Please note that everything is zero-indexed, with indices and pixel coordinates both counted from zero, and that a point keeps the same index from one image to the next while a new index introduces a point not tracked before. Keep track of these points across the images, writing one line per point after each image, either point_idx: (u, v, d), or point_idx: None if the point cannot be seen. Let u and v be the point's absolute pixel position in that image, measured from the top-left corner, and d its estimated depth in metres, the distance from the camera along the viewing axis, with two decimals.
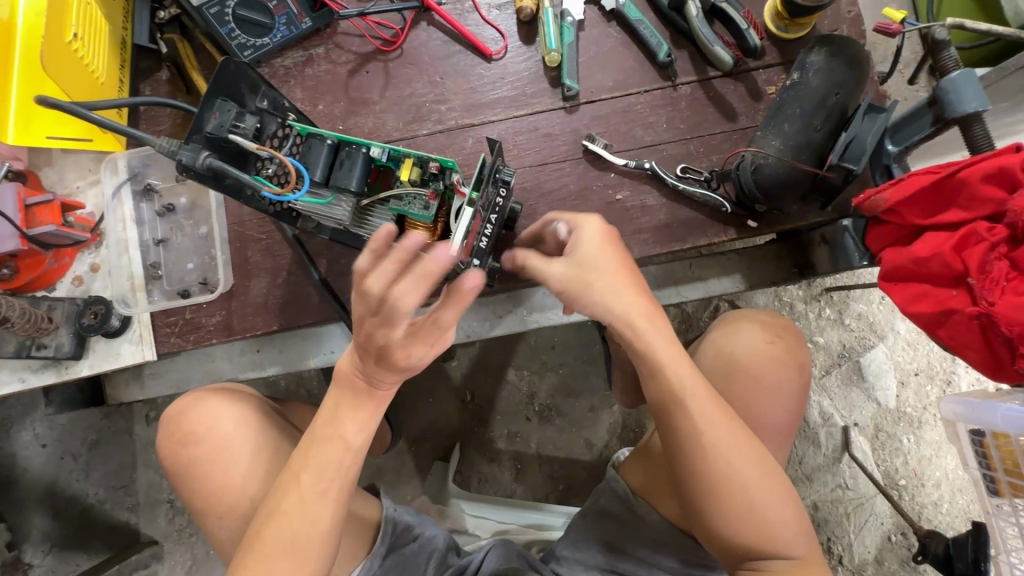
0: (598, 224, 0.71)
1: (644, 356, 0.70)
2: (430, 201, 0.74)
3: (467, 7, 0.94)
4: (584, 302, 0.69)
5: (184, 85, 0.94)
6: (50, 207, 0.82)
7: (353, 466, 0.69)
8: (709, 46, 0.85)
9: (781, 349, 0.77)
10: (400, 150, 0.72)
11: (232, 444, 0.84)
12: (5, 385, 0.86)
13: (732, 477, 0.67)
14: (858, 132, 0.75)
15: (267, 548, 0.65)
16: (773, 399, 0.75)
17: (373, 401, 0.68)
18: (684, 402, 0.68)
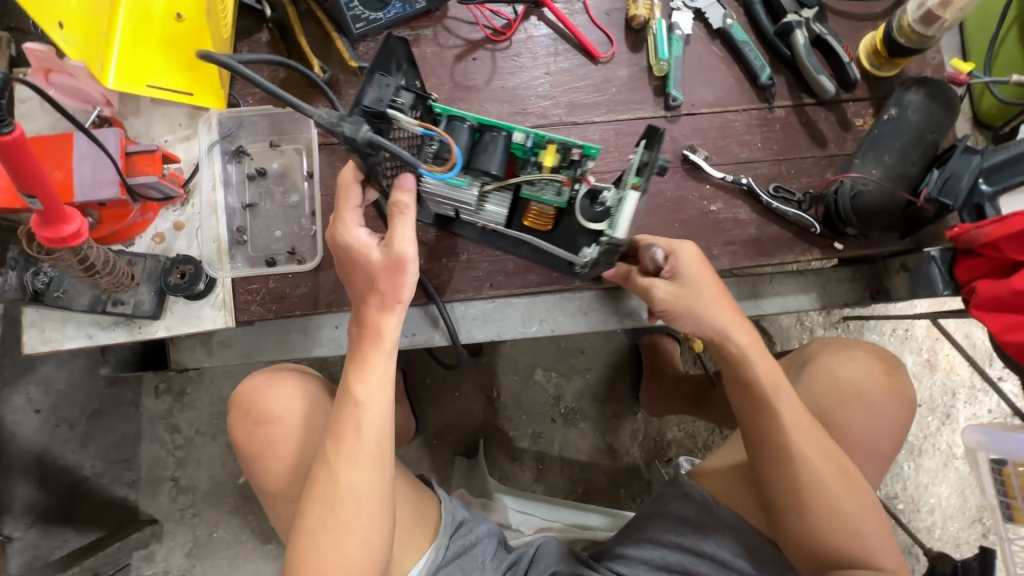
0: (695, 250, 0.74)
1: (738, 364, 0.73)
2: (564, 188, 0.77)
3: (577, 9, 0.96)
4: (691, 318, 0.72)
5: (286, 49, 0.91)
6: (151, 157, 0.78)
7: (377, 430, 0.67)
8: (815, 74, 0.90)
9: (884, 377, 0.83)
10: (542, 138, 0.73)
11: (289, 426, 0.82)
12: (70, 339, 0.82)
13: (824, 484, 0.70)
14: (955, 170, 0.79)
15: (315, 532, 0.65)
16: (863, 424, 0.80)
17: (375, 365, 0.67)
18: (774, 408, 0.72)
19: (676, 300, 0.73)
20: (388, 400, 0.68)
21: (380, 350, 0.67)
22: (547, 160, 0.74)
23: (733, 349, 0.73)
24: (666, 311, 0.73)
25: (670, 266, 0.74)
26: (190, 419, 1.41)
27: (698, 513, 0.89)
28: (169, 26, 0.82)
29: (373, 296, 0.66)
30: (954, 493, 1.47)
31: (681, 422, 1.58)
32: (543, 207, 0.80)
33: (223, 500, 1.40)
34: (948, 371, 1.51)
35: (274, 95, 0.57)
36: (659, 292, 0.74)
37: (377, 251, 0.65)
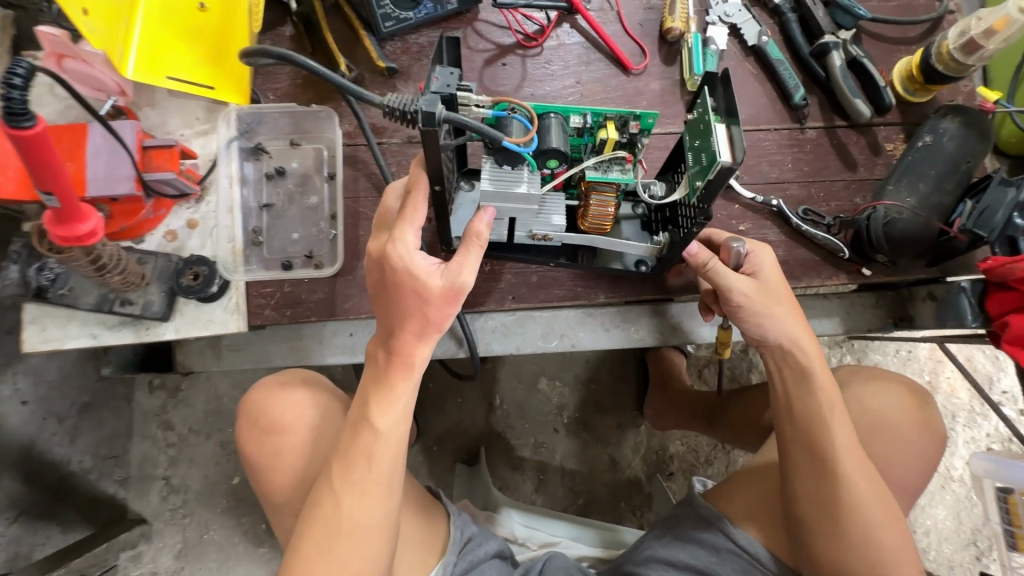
0: (773, 257, 0.76)
1: (804, 376, 0.72)
2: (628, 164, 0.71)
3: (610, 18, 0.94)
4: (763, 320, 0.73)
5: (311, 44, 0.88)
6: (169, 152, 0.75)
7: (388, 460, 0.64)
8: (850, 97, 0.89)
9: (918, 413, 0.82)
10: (598, 114, 0.69)
11: (297, 440, 0.78)
12: (71, 339, 0.78)
13: (871, 512, 0.68)
14: (990, 203, 0.78)
15: (309, 552, 0.61)
16: (897, 458, 0.79)
17: (399, 390, 0.64)
18: (829, 425, 0.70)
19: (749, 300, 0.72)
20: (405, 430, 0.65)
21: (409, 378, 0.65)
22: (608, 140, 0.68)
23: (800, 360, 0.73)
24: (744, 303, 0.72)
25: (751, 266, 0.76)
26: (184, 416, 1.38)
27: (715, 536, 0.81)
28: (193, 16, 0.80)
29: (415, 320, 0.62)
30: (950, 515, 1.43)
31: (684, 436, 1.48)
32: (603, 194, 0.73)
33: (216, 502, 1.36)
34: (949, 395, 1.48)
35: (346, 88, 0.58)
36: (736, 288, 0.72)
37: (437, 277, 0.61)
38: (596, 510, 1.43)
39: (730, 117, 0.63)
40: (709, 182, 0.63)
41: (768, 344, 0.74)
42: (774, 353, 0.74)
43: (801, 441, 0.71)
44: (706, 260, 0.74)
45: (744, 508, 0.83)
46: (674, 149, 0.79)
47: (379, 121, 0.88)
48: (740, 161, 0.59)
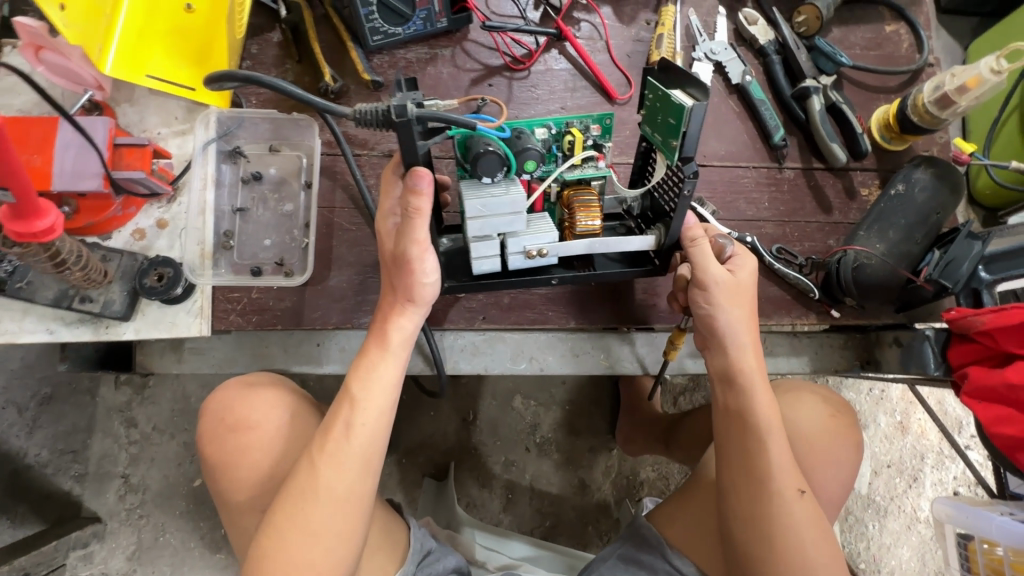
0: (755, 264, 0.71)
1: (743, 389, 0.68)
2: (601, 162, 0.70)
3: (599, 47, 0.95)
4: (710, 316, 0.69)
5: (297, 52, 0.88)
6: (141, 152, 0.75)
7: (370, 430, 0.65)
8: (827, 142, 0.90)
9: (834, 421, 0.82)
10: (560, 122, 0.67)
11: (269, 440, 0.74)
12: (27, 333, 0.76)
13: (799, 529, 0.64)
14: (957, 254, 0.80)
15: (284, 527, 0.61)
16: (824, 471, 0.79)
17: (381, 363, 0.67)
18: (765, 441, 0.66)
19: (720, 290, 0.68)
20: (389, 397, 0.67)
21: (386, 349, 0.68)
22: (577, 140, 0.66)
23: (743, 369, 0.69)
24: (714, 289, 0.68)
25: (732, 265, 0.71)
26: (148, 414, 1.33)
27: (654, 559, 0.82)
28: (178, 16, 0.80)
29: (393, 296, 0.68)
30: (914, 556, 1.42)
31: (655, 462, 1.47)
32: (586, 197, 0.70)
33: (175, 504, 1.31)
34: (919, 436, 1.48)
35: (310, 101, 0.55)
36: (713, 273, 0.68)
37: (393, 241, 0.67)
38: (563, 532, 1.41)
39: (672, 76, 0.60)
40: (686, 134, 0.60)
41: (715, 347, 0.70)
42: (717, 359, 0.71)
43: (737, 456, 0.68)
44: (698, 235, 0.69)
45: (685, 530, 0.82)
46: (634, 159, 0.77)
47: (359, 132, 0.88)
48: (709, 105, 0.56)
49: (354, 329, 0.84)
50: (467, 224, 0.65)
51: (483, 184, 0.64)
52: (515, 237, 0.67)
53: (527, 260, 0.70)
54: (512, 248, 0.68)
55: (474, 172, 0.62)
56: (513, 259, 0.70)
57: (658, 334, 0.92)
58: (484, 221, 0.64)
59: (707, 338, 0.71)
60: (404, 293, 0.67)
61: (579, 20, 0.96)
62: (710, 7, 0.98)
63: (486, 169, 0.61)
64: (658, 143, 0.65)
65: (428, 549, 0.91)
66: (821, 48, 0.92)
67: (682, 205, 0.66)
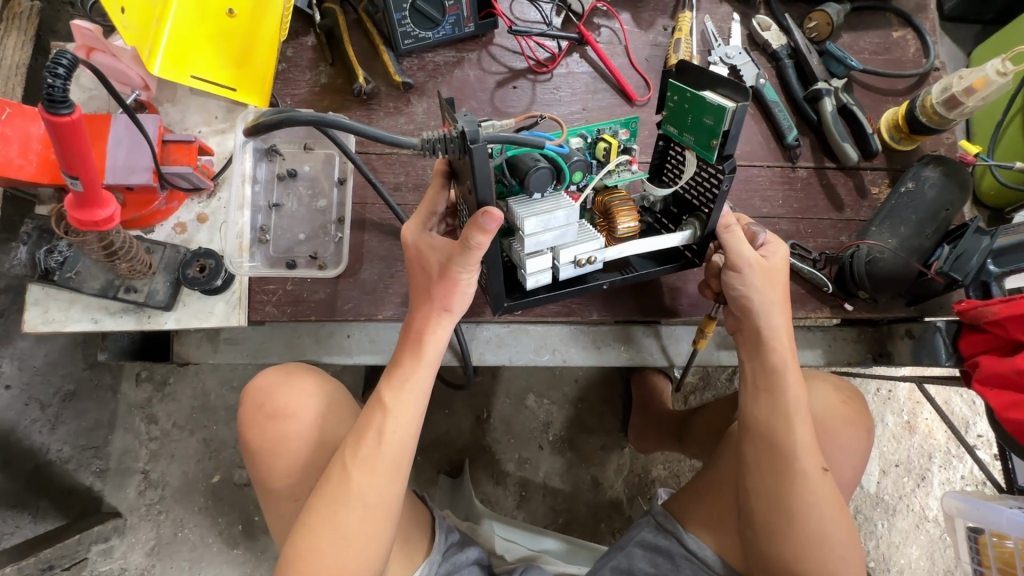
0: (787, 251, 0.74)
1: (774, 370, 0.72)
2: (634, 166, 0.73)
3: (618, 50, 0.99)
4: (742, 302, 0.73)
5: (330, 55, 0.92)
6: (188, 148, 0.78)
7: (400, 437, 0.64)
8: (840, 142, 0.94)
9: (847, 408, 0.85)
10: (593, 131, 0.72)
11: (302, 435, 0.75)
12: (74, 322, 0.79)
13: (821, 506, 0.68)
14: (968, 248, 0.83)
15: (317, 527, 0.62)
16: (839, 456, 0.82)
17: (414, 375, 0.66)
18: (792, 421, 0.70)
19: (753, 272, 0.71)
20: (420, 404, 0.66)
21: (419, 361, 0.66)
22: (613, 145, 0.70)
23: (775, 351, 0.72)
24: (747, 272, 0.71)
25: (765, 250, 0.74)
26: (168, 410, 1.35)
27: (669, 542, 0.86)
28: (220, 21, 0.83)
29: (424, 305, 0.65)
30: (923, 555, 1.43)
31: (667, 460, 1.48)
32: (622, 201, 0.72)
33: (194, 499, 1.32)
34: (926, 435, 1.50)
35: (376, 136, 0.54)
36: (746, 254, 0.71)
37: (437, 254, 0.64)
38: (577, 529, 1.43)
39: (699, 78, 0.64)
40: (726, 134, 0.63)
41: (749, 326, 0.74)
42: (750, 339, 0.74)
43: (764, 434, 0.71)
44: (731, 222, 0.73)
45: (702, 515, 0.85)
46: (652, 157, 0.80)
47: (389, 130, 0.91)
48: (746, 101, 0.60)
49: (383, 320, 0.87)
50: (523, 241, 0.65)
51: (533, 199, 0.65)
52: (567, 247, 0.67)
53: (576, 269, 0.70)
54: (564, 259, 0.68)
55: (526, 188, 0.63)
56: (564, 269, 0.70)
57: (675, 327, 0.96)
58: (540, 237, 0.64)
59: (740, 318, 0.74)
60: (444, 309, 0.65)
61: (600, 25, 1.00)
62: (724, 13, 1.02)
63: (536, 185, 0.63)
64: (690, 143, 0.68)
65: (450, 540, 0.93)
66: (832, 52, 0.97)
67: (721, 198, 0.69)
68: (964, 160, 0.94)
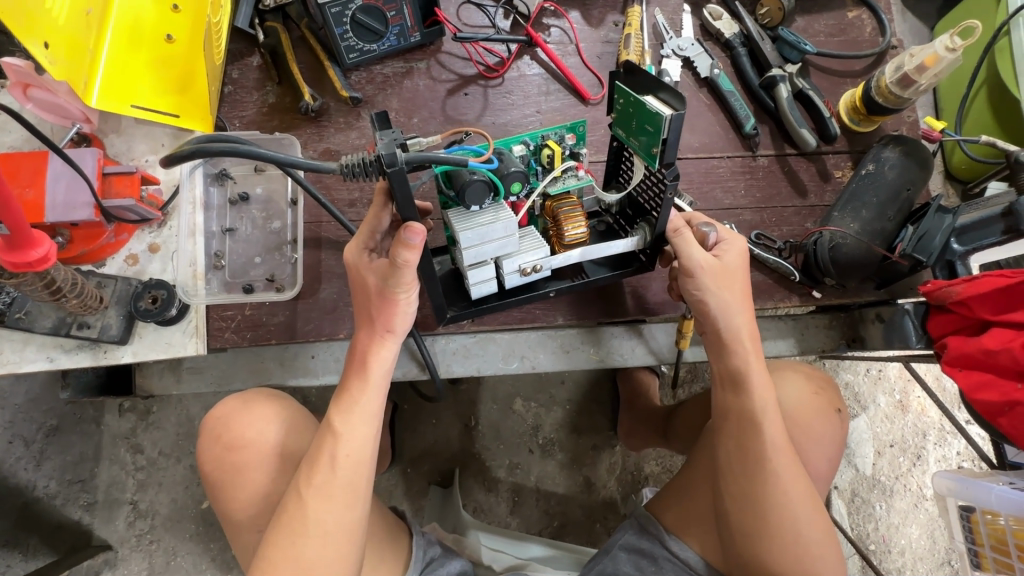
0: (742, 246, 0.73)
1: (737, 370, 0.71)
2: (581, 172, 0.71)
3: (570, 50, 0.97)
4: (703, 304, 0.71)
5: (276, 74, 0.91)
6: (129, 179, 0.78)
7: (355, 460, 0.64)
8: (797, 127, 0.92)
9: (819, 399, 0.84)
10: (536, 137, 0.69)
11: (261, 462, 0.74)
12: (29, 362, 0.78)
13: (796, 505, 0.66)
14: (930, 228, 0.82)
15: (276, 563, 0.60)
16: (813, 449, 0.81)
17: (363, 396, 0.65)
18: (760, 423, 0.68)
19: (706, 274, 0.70)
20: (373, 425, 0.66)
21: (368, 381, 0.66)
22: (556, 152, 0.67)
23: (736, 352, 0.71)
24: (700, 275, 0.70)
25: (718, 250, 0.73)
26: (153, 439, 1.30)
27: (653, 545, 0.85)
28: (159, 46, 0.83)
29: (370, 331, 0.66)
30: (924, 534, 1.41)
31: (659, 456, 1.46)
32: (569, 205, 0.72)
33: (184, 527, 1.27)
34: (919, 414, 1.48)
35: (297, 164, 0.52)
36: (697, 256, 0.70)
37: (375, 275, 0.64)
38: (572, 532, 1.41)
39: (640, 80, 0.63)
40: (664, 141, 0.61)
41: (709, 328, 0.73)
42: (712, 342, 0.73)
43: (733, 436, 0.70)
44: (680, 224, 0.72)
45: (683, 517, 0.84)
46: (608, 159, 0.79)
47: (341, 146, 0.90)
48: (682, 106, 0.58)
49: (344, 339, 0.86)
50: (462, 253, 0.66)
51: (471, 211, 0.65)
52: (509, 257, 0.69)
53: (523, 276, 0.72)
54: (508, 268, 0.70)
55: (463, 201, 0.62)
56: (510, 278, 0.72)
57: (645, 326, 0.95)
58: (479, 248, 0.66)
59: (700, 320, 0.73)
60: (385, 329, 0.65)
61: (549, 25, 0.99)
62: (675, 5, 1.01)
63: (473, 199, 0.62)
64: (636, 147, 0.67)
65: (432, 556, 0.91)
66: (784, 38, 0.95)
67: (665, 205, 0.68)
68: (930, 137, 0.93)
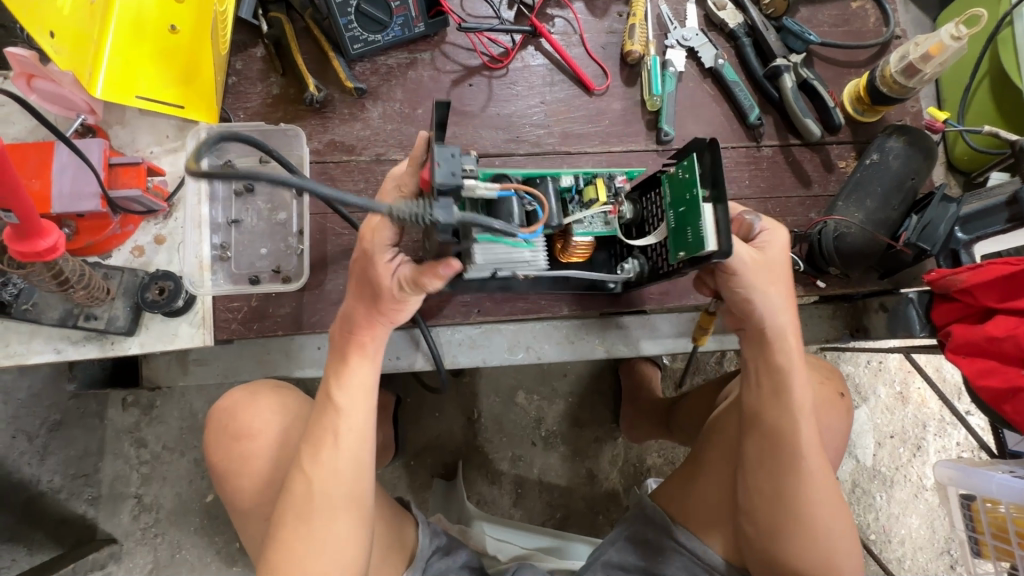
0: (786, 239, 0.71)
1: (778, 370, 0.71)
2: (612, 216, 0.75)
3: (575, 41, 0.97)
4: (751, 301, 0.69)
5: (281, 65, 0.91)
6: (136, 170, 0.77)
7: (357, 434, 0.64)
8: (801, 118, 0.92)
9: (828, 390, 0.85)
10: (589, 172, 0.73)
11: (267, 451, 0.74)
12: (36, 354, 0.78)
13: (821, 500, 0.69)
14: (934, 218, 0.83)
15: (295, 547, 0.61)
16: (827, 441, 0.82)
17: (360, 370, 0.65)
18: (797, 423, 0.69)
19: (755, 272, 0.68)
20: (371, 399, 0.66)
21: (366, 357, 0.66)
22: (601, 193, 0.72)
23: (779, 351, 0.71)
24: (747, 272, 0.67)
25: (760, 242, 0.71)
26: (158, 433, 1.30)
27: (662, 536, 0.85)
28: (162, 38, 0.82)
29: (369, 312, 0.64)
30: (923, 524, 1.43)
31: (662, 447, 1.47)
32: (586, 237, 0.76)
33: (190, 520, 1.28)
34: (919, 405, 1.48)
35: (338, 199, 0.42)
36: (745, 253, 0.67)
37: (392, 272, 0.61)
38: (575, 524, 1.42)
39: (719, 189, 0.64)
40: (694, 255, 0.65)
41: (752, 327, 0.72)
42: (753, 339, 0.73)
43: (763, 432, 0.71)
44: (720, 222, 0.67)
45: (692, 505, 0.85)
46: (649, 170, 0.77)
47: (346, 137, 0.90)
48: (727, 250, 0.62)
49: None
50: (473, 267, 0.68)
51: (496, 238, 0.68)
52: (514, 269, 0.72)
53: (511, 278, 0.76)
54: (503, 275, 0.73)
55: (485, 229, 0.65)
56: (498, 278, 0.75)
57: (651, 317, 0.95)
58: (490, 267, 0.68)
59: (743, 317, 0.72)
60: (386, 318, 0.65)
61: (553, 16, 0.98)
62: None
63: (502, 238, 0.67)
64: (672, 221, 0.70)
65: (438, 545, 0.91)
66: (789, 28, 0.95)
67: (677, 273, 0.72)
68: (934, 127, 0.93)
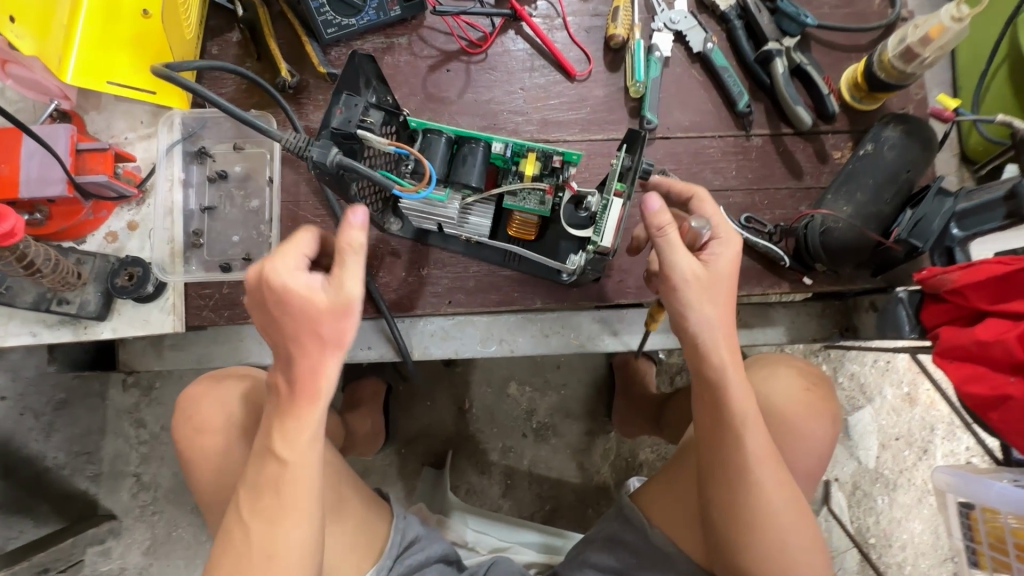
0: (736, 251, 0.68)
1: (716, 384, 0.67)
2: (547, 197, 0.76)
3: (557, 24, 0.94)
4: (686, 312, 0.66)
5: (255, 50, 0.90)
6: (103, 156, 0.77)
7: (303, 482, 0.57)
8: (792, 105, 0.88)
9: (808, 394, 0.81)
10: (522, 145, 0.74)
11: (228, 443, 0.74)
12: (13, 336, 0.79)
13: (778, 510, 0.66)
14: (928, 212, 0.78)
15: None
16: (801, 445, 0.78)
17: (309, 414, 0.57)
18: (744, 436, 0.66)
19: (686, 285, 0.66)
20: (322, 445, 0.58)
21: (318, 401, 0.57)
22: (530, 167, 0.74)
23: (713, 364, 0.66)
24: (681, 285, 0.66)
25: (708, 254, 0.67)
26: (155, 414, 1.33)
27: (636, 537, 0.83)
28: (136, 22, 0.82)
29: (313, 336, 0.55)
30: (927, 529, 1.36)
31: (655, 443, 1.43)
32: (526, 215, 0.80)
33: (185, 499, 1.31)
34: (928, 407, 1.42)
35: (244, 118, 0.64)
36: (680, 263, 0.65)
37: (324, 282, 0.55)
38: (564, 516, 1.41)
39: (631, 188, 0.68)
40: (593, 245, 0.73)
41: (687, 342, 0.69)
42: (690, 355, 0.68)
43: (710, 446, 0.68)
44: (665, 222, 0.66)
45: (664, 510, 0.83)
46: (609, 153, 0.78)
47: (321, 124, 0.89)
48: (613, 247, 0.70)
49: None
50: None
51: None
52: None
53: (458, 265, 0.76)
54: None
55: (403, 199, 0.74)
56: None
57: (628, 312, 0.93)
58: None
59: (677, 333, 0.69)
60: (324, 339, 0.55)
61: None
62: None
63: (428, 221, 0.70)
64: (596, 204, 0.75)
65: (412, 536, 0.91)
66: (784, 9, 0.89)
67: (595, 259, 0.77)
68: (940, 115, 0.87)
